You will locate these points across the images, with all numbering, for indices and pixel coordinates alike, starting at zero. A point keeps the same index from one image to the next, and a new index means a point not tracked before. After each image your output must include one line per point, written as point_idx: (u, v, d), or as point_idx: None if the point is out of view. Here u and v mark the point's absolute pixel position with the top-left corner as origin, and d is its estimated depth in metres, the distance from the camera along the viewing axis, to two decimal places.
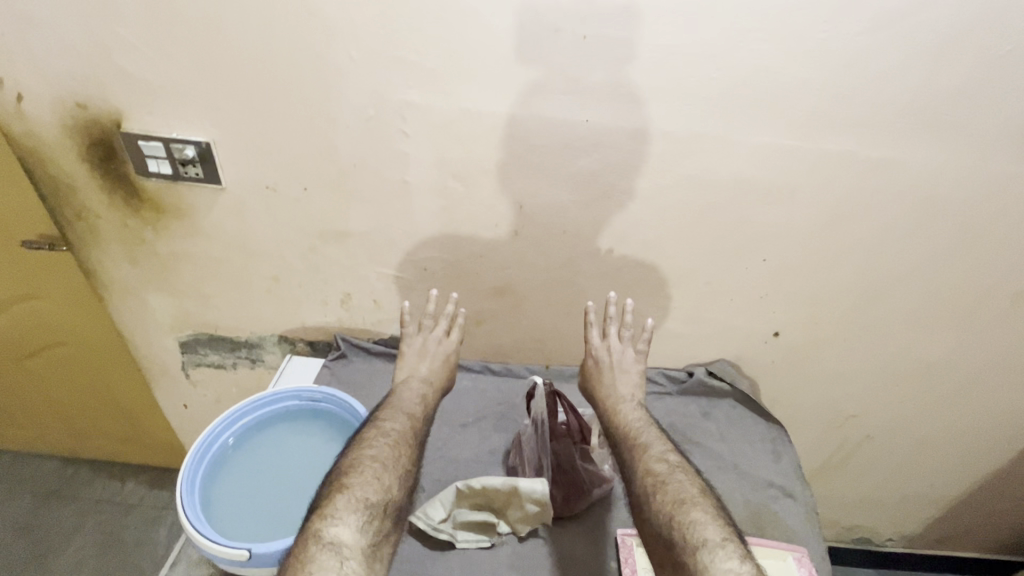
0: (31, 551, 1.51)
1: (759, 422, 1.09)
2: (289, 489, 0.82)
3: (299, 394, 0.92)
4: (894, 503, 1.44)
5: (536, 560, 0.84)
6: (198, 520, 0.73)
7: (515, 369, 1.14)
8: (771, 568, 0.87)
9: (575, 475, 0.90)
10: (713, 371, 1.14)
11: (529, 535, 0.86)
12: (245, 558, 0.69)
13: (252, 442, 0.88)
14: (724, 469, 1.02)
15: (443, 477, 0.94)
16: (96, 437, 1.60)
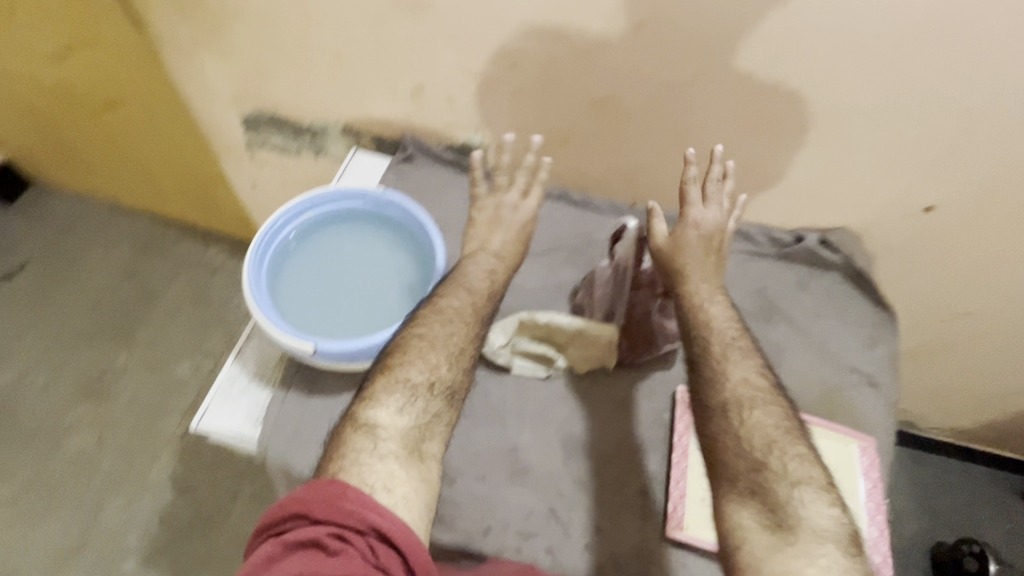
0: (138, 293, 1.72)
1: (865, 305, 0.96)
2: (352, 292, 0.80)
3: (364, 195, 0.84)
4: (972, 403, 1.34)
5: (589, 398, 0.83)
6: (264, 307, 0.73)
7: (597, 202, 1.01)
8: (828, 450, 0.83)
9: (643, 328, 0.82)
10: (828, 240, 0.98)
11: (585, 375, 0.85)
12: (310, 352, 0.71)
13: (316, 237, 0.84)
14: (807, 347, 0.93)
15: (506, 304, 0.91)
16: (178, 201, 1.66)
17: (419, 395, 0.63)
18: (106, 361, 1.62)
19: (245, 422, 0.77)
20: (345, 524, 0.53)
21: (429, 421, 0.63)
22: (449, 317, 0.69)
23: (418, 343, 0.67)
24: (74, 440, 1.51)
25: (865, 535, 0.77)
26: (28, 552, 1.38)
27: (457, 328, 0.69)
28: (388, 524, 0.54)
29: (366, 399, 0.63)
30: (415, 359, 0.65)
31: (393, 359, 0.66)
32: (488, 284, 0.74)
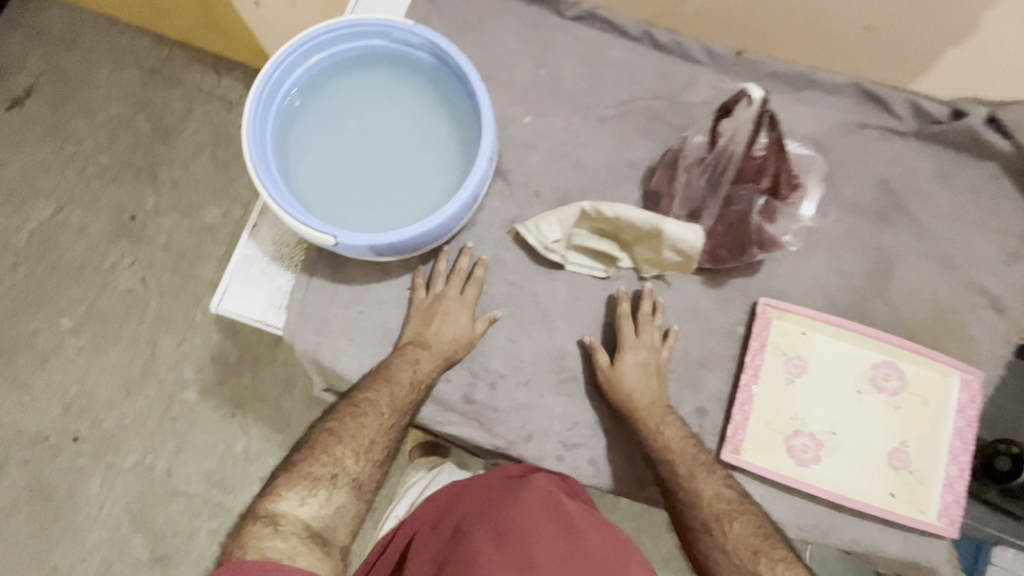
0: (154, 127, 1.55)
1: (1017, 211, 0.76)
2: (379, 166, 0.65)
3: (388, 32, 0.63)
4: None
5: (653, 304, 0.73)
6: (271, 184, 0.59)
7: (690, 46, 0.77)
8: (923, 380, 0.72)
9: (737, 226, 0.68)
10: (1000, 120, 0.72)
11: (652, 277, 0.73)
12: (332, 244, 0.59)
13: (329, 89, 0.66)
14: (927, 257, 0.76)
15: (563, 185, 0.75)
16: (177, 18, 1.41)
17: (320, 488, 0.59)
18: (134, 199, 1.53)
19: (269, 309, 0.71)
20: None
21: (336, 513, 0.59)
22: (365, 411, 0.63)
23: (342, 443, 0.61)
24: (121, 278, 1.49)
25: (941, 471, 0.70)
26: (100, 376, 1.46)
27: (382, 427, 0.63)
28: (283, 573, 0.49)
29: (275, 493, 0.58)
30: (329, 459, 0.61)
31: (312, 460, 0.60)
32: (416, 378, 0.66)
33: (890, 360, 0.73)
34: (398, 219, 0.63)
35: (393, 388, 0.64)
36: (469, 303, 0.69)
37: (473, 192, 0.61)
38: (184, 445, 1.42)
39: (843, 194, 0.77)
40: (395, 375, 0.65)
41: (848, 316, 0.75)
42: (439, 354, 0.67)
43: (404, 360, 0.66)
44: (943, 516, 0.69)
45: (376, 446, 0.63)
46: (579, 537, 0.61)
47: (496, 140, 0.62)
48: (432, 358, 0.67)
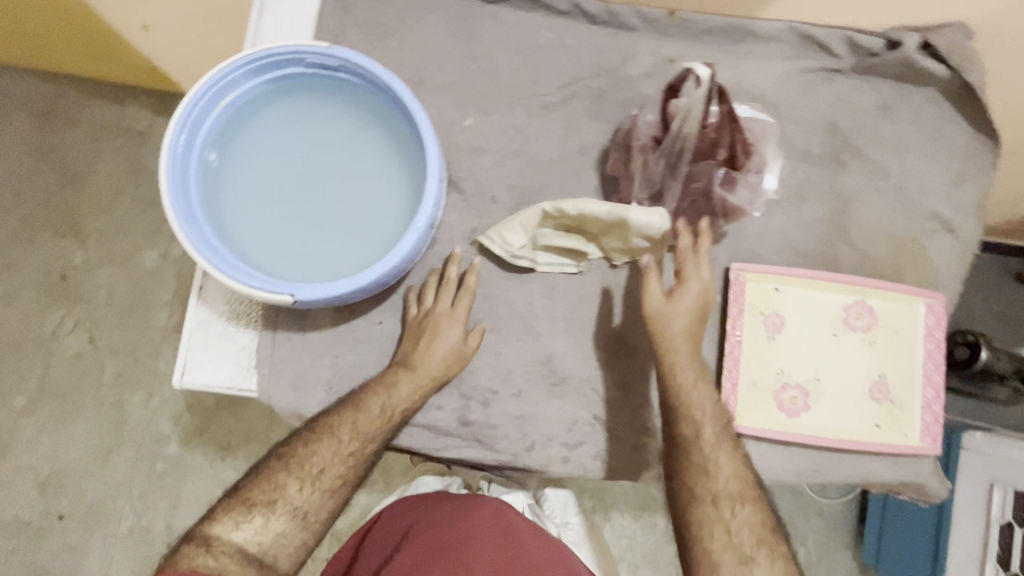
0: (63, 176, 1.41)
1: (958, 132, 0.77)
2: (323, 205, 0.60)
3: (301, 58, 0.57)
4: None
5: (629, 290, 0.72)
6: (208, 253, 0.54)
7: (622, 15, 0.74)
8: (893, 311, 0.75)
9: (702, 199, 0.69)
10: (931, 45, 0.73)
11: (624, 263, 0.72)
12: (290, 303, 0.55)
13: (250, 131, 0.60)
14: (882, 192, 0.77)
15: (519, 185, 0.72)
16: (56, 52, 1.26)
17: (257, 514, 0.59)
18: (62, 257, 1.40)
19: (236, 371, 0.66)
20: None
21: (275, 540, 0.59)
22: (323, 438, 0.61)
23: (290, 472, 0.61)
24: (67, 343, 1.39)
25: (918, 396, 0.74)
26: (71, 447, 1.37)
27: (338, 461, 0.61)
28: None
29: (213, 517, 0.60)
30: (270, 488, 0.61)
31: (258, 490, 0.61)
32: (416, 389, 0.64)
33: (860, 299, 0.75)
34: (355, 259, 0.59)
35: (356, 422, 0.62)
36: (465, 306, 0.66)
37: (429, 218, 0.57)
38: (179, 499, 1.37)
39: (796, 143, 0.77)
40: (363, 405, 0.62)
41: (816, 264, 0.76)
42: (429, 362, 0.64)
43: (382, 384, 0.63)
44: (925, 436, 0.74)
45: (325, 476, 0.61)
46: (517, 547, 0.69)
47: (442, 158, 0.58)
48: (428, 367, 0.64)
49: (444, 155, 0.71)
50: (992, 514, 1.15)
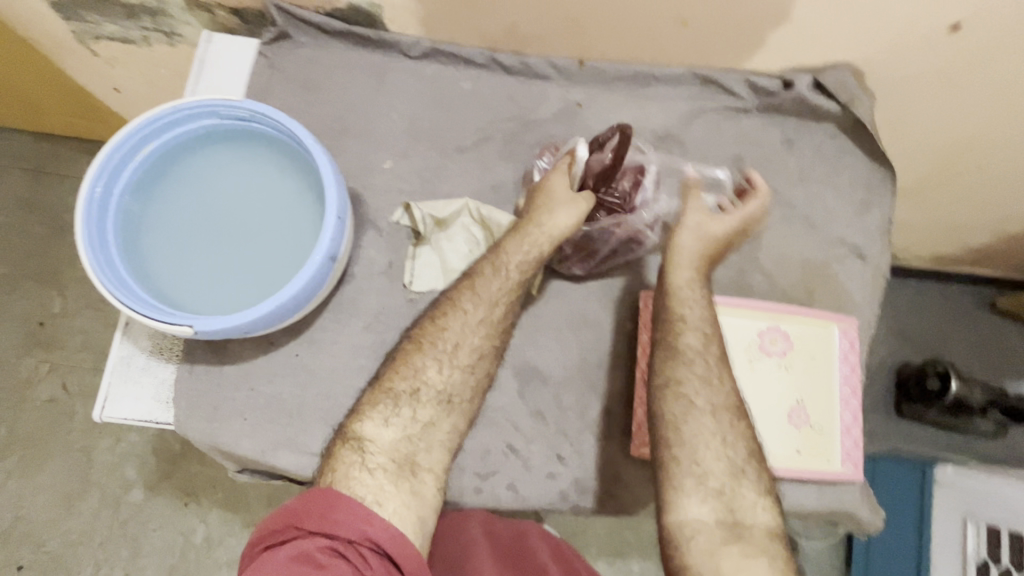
0: (47, 227, 1.35)
1: (859, 163, 0.81)
2: (236, 244, 0.64)
3: (216, 110, 0.63)
4: (990, 246, 1.19)
5: (542, 321, 0.75)
6: (116, 286, 0.57)
7: (533, 65, 0.79)
8: (807, 336, 0.76)
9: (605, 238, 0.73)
10: (823, 83, 0.77)
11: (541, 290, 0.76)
12: (192, 333, 0.58)
13: (172, 177, 0.65)
14: (789, 221, 0.80)
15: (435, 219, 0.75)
16: (29, 121, 1.33)
17: (400, 407, 0.63)
18: (40, 304, 1.32)
19: (156, 405, 0.69)
20: (333, 537, 0.54)
21: (423, 429, 0.64)
22: (450, 325, 0.66)
23: (422, 353, 0.66)
24: (40, 389, 1.29)
25: (837, 420, 0.74)
26: (35, 500, 1.26)
27: (468, 335, 0.66)
28: (380, 534, 0.55)
29: (361, 413, 0.63)
30: (409, 374, 0.65)
31: (395, 378, 0.65)
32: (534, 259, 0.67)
33: (773, 325, 0.76)
34: (263, 291, 0.63)
35: (484, 304, 0.67)
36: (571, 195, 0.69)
37: (327, 251, 0.61)
38: (142, 547, 1.25)
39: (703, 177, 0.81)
40: (476, 293, 0.67)
41: (728, 292, 0.78)
42: (548, 233, 0.67)
43: (491, 268, 0.67)
44: (847, 461, 0.73)
45: (461, 352, 0.66)
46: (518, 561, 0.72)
47: (343, 196, 0.63)
48: (546, 241, 0.67)
49: (363, 195, 0.76)
50: (968, 552, 1.11)
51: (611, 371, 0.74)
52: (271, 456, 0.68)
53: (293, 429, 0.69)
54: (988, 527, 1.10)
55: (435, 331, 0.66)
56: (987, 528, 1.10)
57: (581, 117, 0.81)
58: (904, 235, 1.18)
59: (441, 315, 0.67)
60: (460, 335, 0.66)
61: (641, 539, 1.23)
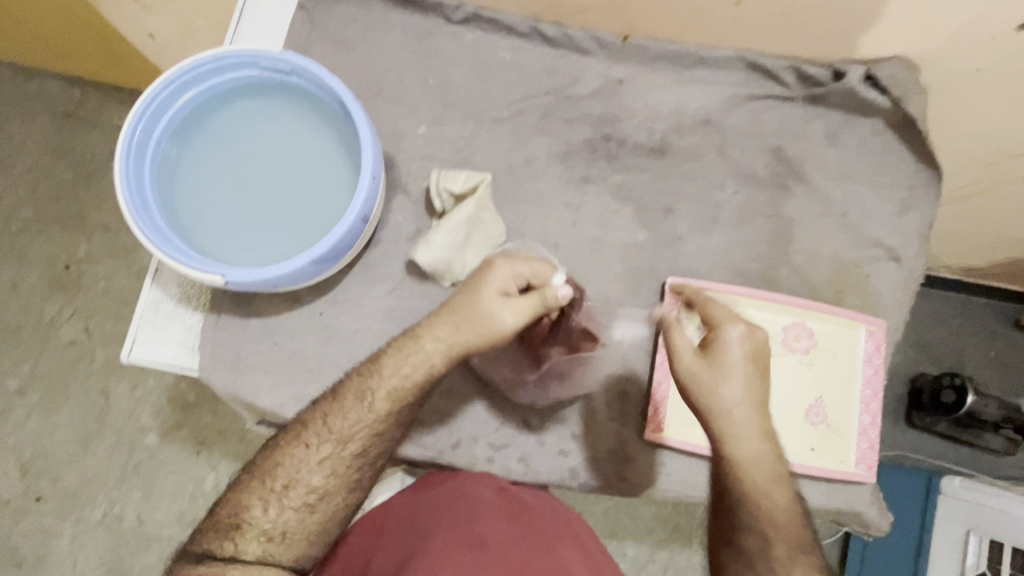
0: (75, 173, 1.35)
1: (903, 164, 0.78)
2: (268, 199, 0.64)
3: (256, 62, 0.63)
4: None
5: None
6: (150, 230, 0.57)
7: (575, 37, 0.77)
8: (832, 335, 0.75)
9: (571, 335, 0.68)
10: (874, 76, 0.74)
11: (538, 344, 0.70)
12: (223, 284, 0.58)
13: (207, 128, 0.65)
14: (825, 217, 0.78)
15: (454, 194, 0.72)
16: (60, 65, 1.33)
17: (270, 499, 0.63)
18: (66, 248, 1.34)
19: (182, 351, 0.70)
20: None
21: (296, 521, 0.63)
22: (330, 429, 0.63)
23: (258, 488, 0.63)
24: (63, 331, 1.32)
25: (854, 421, 0.74)
26: (54, 437, 1.30)
27: (346, 442, 0.63)
28: None
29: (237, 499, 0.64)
30: (284, 471, 0.63)
31: (270, 469, 0.64)
32: (410, 384, 0.62)
33: (798, 321, 0.76)
34: (293, 248, 0.63)
35: (364, 410, 0.62)
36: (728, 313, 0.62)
37: (360, 213, 0.61)
38: (152, 490, 1.28)
39: (740, 166, 0.79)
40: (329, 427, 0.63)
41: (755, 284, 0.77)
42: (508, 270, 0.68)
43: (354, 400, 0.62)
44: (860, 463, 0.73)
45: (333, 458, 0.63)
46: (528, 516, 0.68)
47: (377, 157, 0.62)
48: (407, 376, 0.62)
49: (394, 160, 0.75)
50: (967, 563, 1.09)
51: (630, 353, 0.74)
52: (290, 411, 0.69)
53: (312, 386, 0.69)
54: (992, 540, 1.08)
55: (319, 432, 0.63)
56: (991, 542, 1.08)
57: (621, 95, 0.79)
58: (938, 243, 1.15)
59: (327, 415, 0.63)
60: (344, 441, 0.63)
61: (638, 523, 1.24)
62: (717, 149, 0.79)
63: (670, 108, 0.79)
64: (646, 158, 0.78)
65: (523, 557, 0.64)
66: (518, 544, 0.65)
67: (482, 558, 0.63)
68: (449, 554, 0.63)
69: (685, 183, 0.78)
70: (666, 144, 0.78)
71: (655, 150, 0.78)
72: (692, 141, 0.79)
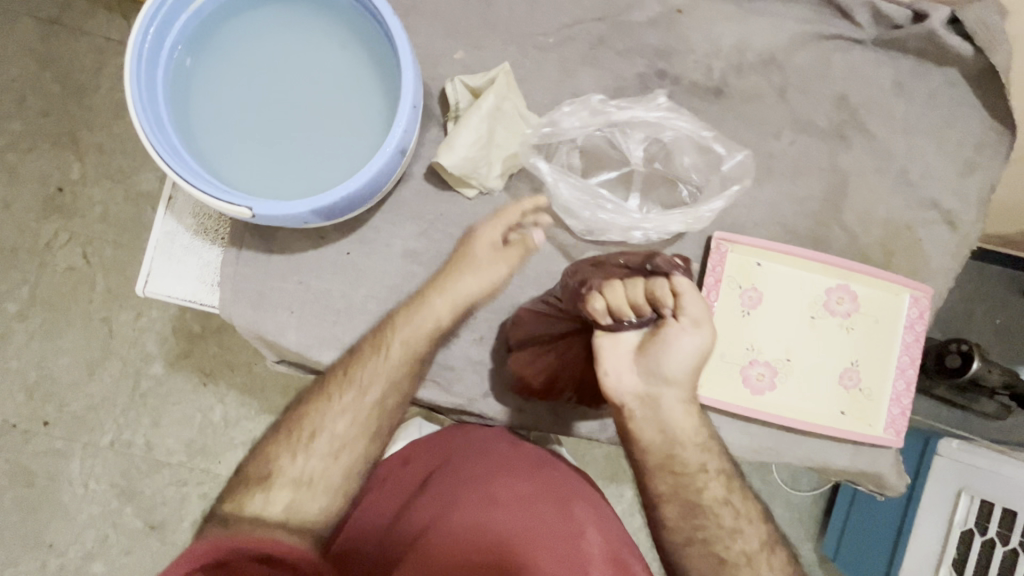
0: (64, 85, 1.22)
1: (975, 118, 0.73)
2: (293, 124, 0.58)
3: None
4: None
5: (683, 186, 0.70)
6: (167, 153, 0.52)
7: None
8: (876, 300, 0.73)
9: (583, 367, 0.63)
10: (959, 20, 0.69)
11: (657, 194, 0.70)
12: (249, 216, 0.53)
13: (222, 38, 0.58)
14: (883, 174, 0.74)
15: (495, 79, 0.66)
16: None
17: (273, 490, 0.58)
18: (58, 167, 1.22)
19: (199, 286, 0.67)
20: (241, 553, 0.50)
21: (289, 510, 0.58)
22: (341, 403, 0.62)
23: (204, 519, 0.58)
24: (60, 257, 1.22)
25: (888, 387, 0.72)
26: (58, 361, 1.22)
27: (337, 422, 0.61)
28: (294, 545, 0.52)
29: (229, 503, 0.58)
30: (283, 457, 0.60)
31: (258, 467, 0.60)
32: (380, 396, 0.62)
33: (843, 283, 0.72)
34: (321, 179, 0.58)
35: (357, 388, 0.62)
36: (700, 318, 0.53)
37: (398, 143, 0.56)
38: (161, 417, 1.22)
39: (800, 114, 0.73)
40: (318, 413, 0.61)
41: (803, 242, 0.73)
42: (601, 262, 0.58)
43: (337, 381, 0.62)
44: (889, 428, 0.72)
45: (321, 438, 0.61)
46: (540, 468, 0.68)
47: (417, 81, 0.56)
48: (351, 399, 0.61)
49: (429, 87, 0.69)
50: (954, 518, 1.01)
51: None
52: (316, 352, 0.66)
53: (340, 327, 0.66)
54: (983, 499, 0.98)
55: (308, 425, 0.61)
56: (981, 500, 0.98)
57: (680, 26, 0.72)
58: None
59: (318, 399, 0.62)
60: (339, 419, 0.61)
61: None
62: (778, 93, 0.73)
63: (732, 43, 0.72)
64: (701, 99, 0.72)
65: (539, 513, 0.63)
66: (530, 499, 0.64)
67: (500, 510, 0.62)
68: (461, 508, 0.62)
69: (741, 130, 0.73)
70: (724, 84, 0.72)
71: (712, 91, 0.72)
72: (752, 82, 0.73)
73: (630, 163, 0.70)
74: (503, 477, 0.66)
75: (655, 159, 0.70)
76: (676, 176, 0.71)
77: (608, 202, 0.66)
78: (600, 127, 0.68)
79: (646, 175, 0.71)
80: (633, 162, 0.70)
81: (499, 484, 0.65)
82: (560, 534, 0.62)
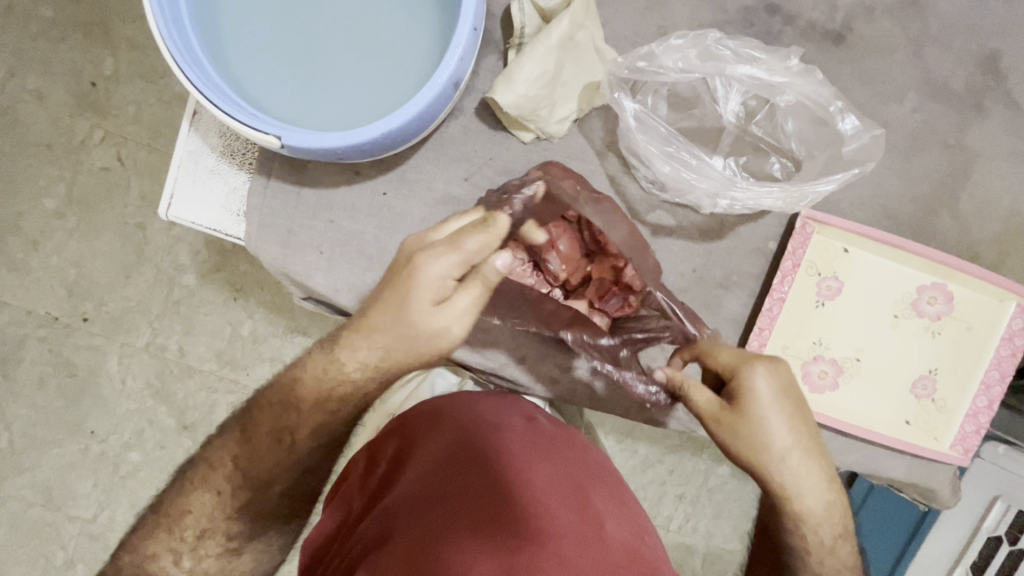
0: None
1: None
2: (332, 38, 0.50)
3: None
4: None
5: (793, 160, 0.61)
6: (186, 64, 0.45)
7: None
8: (974, 306, 0.63)
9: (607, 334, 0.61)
10: None
11: (755, 158, 0.62)
12: (277, 146, 0.46)
13: None
14: (1019, 159, 0.62)
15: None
16: None
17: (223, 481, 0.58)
18: (90, 59, 1.15)
19: (224, 216, 0.62)
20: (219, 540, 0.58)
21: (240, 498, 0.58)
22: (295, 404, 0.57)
23: (201, 487, 0.59)
24: (95, 156, 1.18)
25: (967, 402, 0.64)
26: (94, 262, 1.21)
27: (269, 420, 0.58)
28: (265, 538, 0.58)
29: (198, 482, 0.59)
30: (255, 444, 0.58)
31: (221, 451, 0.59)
32: (364, 377, 0.55)
33: (940, 283, 0.63)
34: (359, 109, 0.50)
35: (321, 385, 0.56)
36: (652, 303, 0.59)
37: (452, 75, 0.47)
38: (193, 326, 1.22)
39: (933, 74, 0.61)
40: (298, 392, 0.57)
41: (902, 230, 0.63)
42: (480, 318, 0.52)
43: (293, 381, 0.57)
44: (957, 445, 0.65)
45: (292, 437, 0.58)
46: (561, 458, 0.61)
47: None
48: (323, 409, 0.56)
49: (491, 5, 0.59)
50: (982, 525, 0.87)
51: (734, 285, 0.63)
52: (343, 299, 0.61)
53: (370, 274, 0.61)
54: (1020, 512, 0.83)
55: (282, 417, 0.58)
56: (1017, 511, 0.84)
57: None
58: None
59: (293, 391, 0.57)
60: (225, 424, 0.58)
61: None
62: (910, 45, 0.60)
63: None
64: (816, 47, 0.60)
65: (551, 505, 0.55)
66: (546, 488, 0.57)
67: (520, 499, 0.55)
68: (468, 498, 0.55)
69: (857, 90, 0.61)
70: (848, 28, 0.60)
71: (830, 36, 0.60)
72: (882, 28, 0.60)
73: (722, 120, 0.60)
74: (510, 460, 0.58)
75: (754, 119, 0.60)
76: (772, 145, 0.61)
77: (691, 159, 0.58)
78: (706, 74, 0.58)
79: (738, 134, 0.61)
80: (726, 119, 0.60)
81: (517, 469, 0.58)
82: (578, 530, 0.53)
